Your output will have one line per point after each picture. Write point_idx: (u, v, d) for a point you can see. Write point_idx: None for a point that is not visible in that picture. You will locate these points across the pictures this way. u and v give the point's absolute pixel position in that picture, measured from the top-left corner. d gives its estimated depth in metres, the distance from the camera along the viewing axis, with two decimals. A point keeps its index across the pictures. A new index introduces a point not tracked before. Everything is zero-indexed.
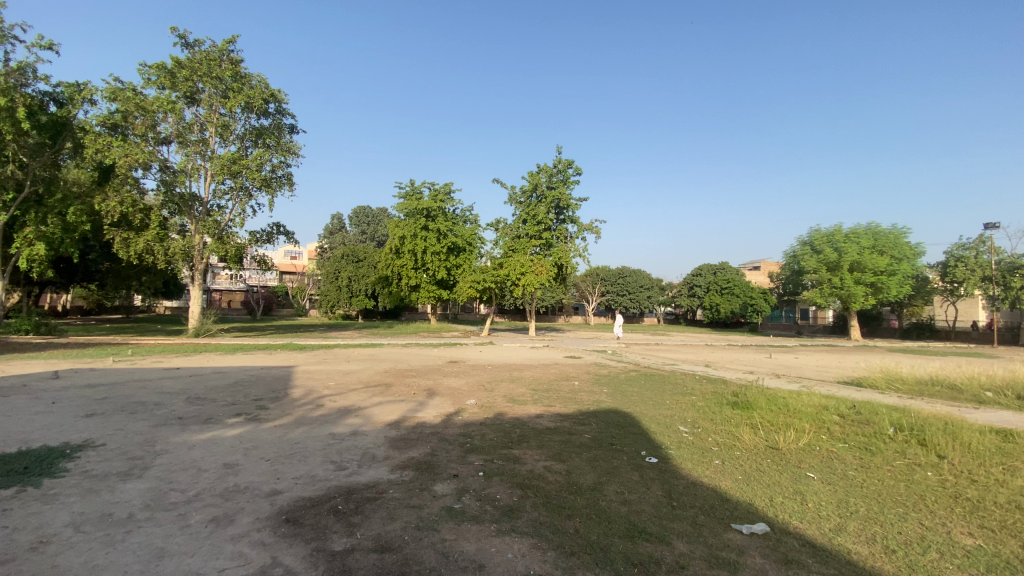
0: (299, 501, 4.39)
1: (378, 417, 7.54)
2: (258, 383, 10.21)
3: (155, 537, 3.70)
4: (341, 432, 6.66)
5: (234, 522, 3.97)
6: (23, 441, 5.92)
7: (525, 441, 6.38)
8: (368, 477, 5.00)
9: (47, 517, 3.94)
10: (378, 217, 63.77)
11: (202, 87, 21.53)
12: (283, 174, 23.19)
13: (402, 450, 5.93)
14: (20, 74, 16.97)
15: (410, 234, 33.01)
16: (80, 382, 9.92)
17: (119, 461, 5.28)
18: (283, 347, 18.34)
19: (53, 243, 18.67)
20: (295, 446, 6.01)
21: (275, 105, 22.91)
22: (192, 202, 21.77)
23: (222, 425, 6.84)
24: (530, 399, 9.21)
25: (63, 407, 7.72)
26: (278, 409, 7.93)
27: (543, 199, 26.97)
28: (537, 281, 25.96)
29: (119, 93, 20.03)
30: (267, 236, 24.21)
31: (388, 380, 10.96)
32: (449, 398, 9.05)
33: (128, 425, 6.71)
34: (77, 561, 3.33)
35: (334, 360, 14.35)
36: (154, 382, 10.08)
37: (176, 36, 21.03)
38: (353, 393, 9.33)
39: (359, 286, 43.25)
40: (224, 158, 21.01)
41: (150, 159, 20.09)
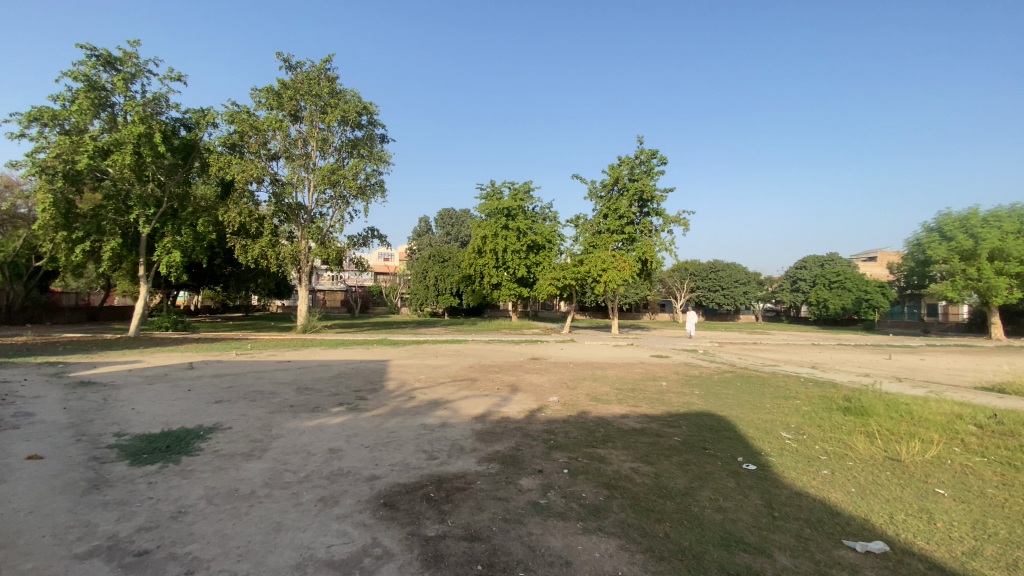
0: (394, 487, 4.67)
1: (465, 410, 7.82)
2: (355, 375, 11.01)
3: (272, 512, 4.13)
4: (431, 423, 6.99)
5: (338, 503, 4.31)
6: (168, 422, 6.87)
7: (611, 441, 6.26)
8: (457, 468, 5.20)
9: (185, 490, 4.55)
10: (461, 219, 65.86)
11: (304, 104, 23.56)
12: (375, 181, 24.72)
13: (489, 443, 6.08)
14: (155, 104, 19.65)
15: (491, 233, 33.71)
16: (211, 372, 11.33)
17: (243, 443, 5.96)
18: (379, 343, 19.67)
19: (187, 250, 21.40)
20: (390, 434, 6.41)
21: (367, 117, 24.51)
22: (298, 210, 24.00)
23: (327, 413, 7.48)
24: (615, 397, 9.03)
25: (197, 394, 8.85)
26: (374, 400, 8.50)
27: (625, 192, 26.21)
28: (620, 277, 25.34)
29: (236, 115, 22.50)
30: (362, 239, 25.96)
31: (473, 375, 11.32)
32: (532, 394, 9.13)
33: (249, 411, 7.56)
34: (209, 530, 3.81)
35: (422, 356, 15.05)
36: (268, 373, 11.24)
37: (281, 61, 23.26)
38: (441, 387, 9.75)
39: (444, 285, 45.04)
40: (324, 169, 22.87)
41: (262, 174, 22.61)
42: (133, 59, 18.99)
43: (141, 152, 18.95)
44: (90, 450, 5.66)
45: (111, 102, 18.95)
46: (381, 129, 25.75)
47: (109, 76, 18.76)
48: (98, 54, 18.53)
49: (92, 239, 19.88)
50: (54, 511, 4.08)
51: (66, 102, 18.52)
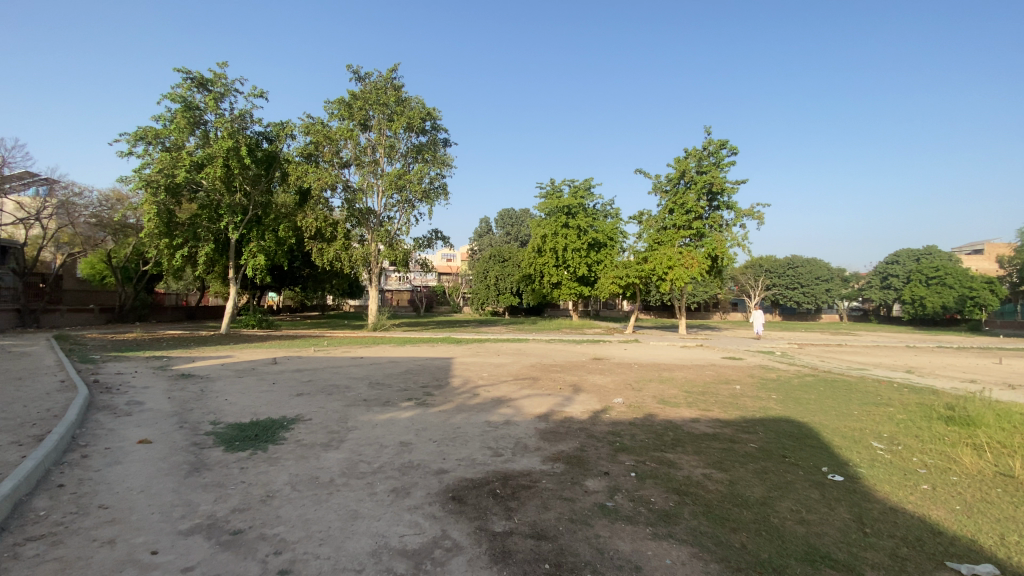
0: (462, 482, 4.78)
1: (528, 408, 7.86)
2: (422, 372, 11.37)
3: (350, 499, 4.36)
4: (496, 420, 7.09)
5: (409, 494, 4.47)
6: (255, 413, 7.45)
7: (680, 446, 6.05)
8: (522, 465, 5.24)
9: (272, 476, 4.91)
10: (521, 219, 66.15)
11: (373, 113, 24.67)
12: (439, 185, 25.42)
13: (553, 442, 6.07)
14: (241, 120, 21.34)
15: (551, 232, 33.63)
16: (292, 367, 12.15)
17: (322, 434, 6.34)
18: (443, 341, 20.20)
19: (270, 254, 23.10)
20: (457, 430, 6.57)
21: (431, 122, 25.26)
22: (368, 215, 25.19)
23: (397, 408, 7.81)
24: (684, 400, 8.71)
25: (280, 387, 9.53)
26: (440, 396, 8.75)
27: (693, 185, 25.21)
28: (688, 275, 24.37)
29: (311, 127, 23.93)
30: (427, 241, 26.80)
31: (535, 374, 11.35)
32: (596, 395, 9.00)
33: (326, 404, 8.04)
34: (294, 514, 4.08)
35: (486, 354, 15.29)
36: (342, 368, 11.90)
37: (352, 73, 24.47)
38: (504, 385, 9.86)
39: (505, 285, 45.51)
40: (392, 175, 23.81)
41: (335, 181, 23.91)
42: (222, 80, 20.74)
43: (230, 165, 20.67)
44: (190, 436, 6.25)
45: (204, 120, 20.79)
46: (445, 133, 26.45)
47: (201, 96, 20.61)
48: (192, 77, 20.41)
49: (190, 245, 21.95)
50: (162, 490, 4.54)
51: (167, 123, 20.54)
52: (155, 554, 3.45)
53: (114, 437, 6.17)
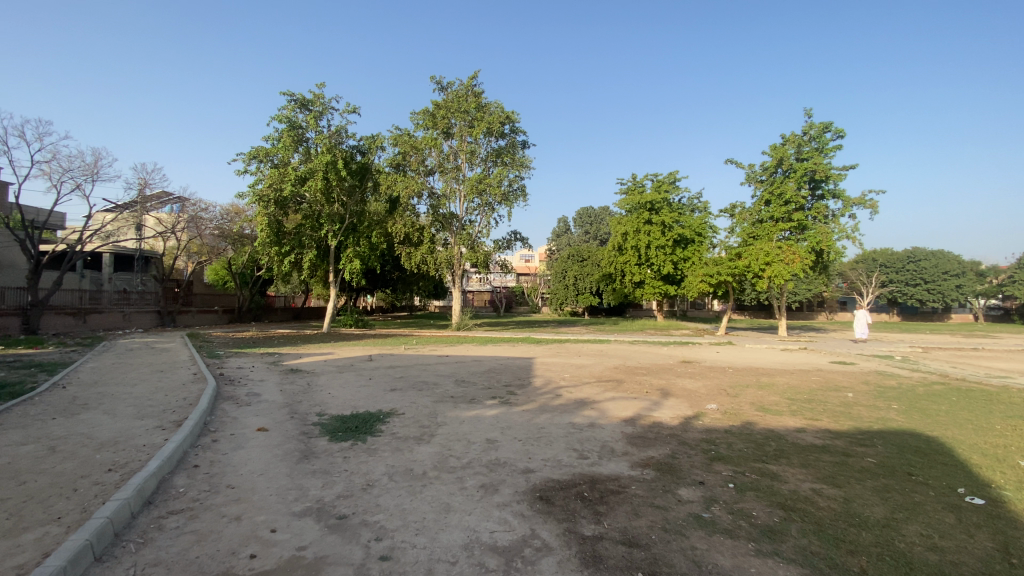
0: (549, 482, 4.77)
1: (614, 411, 7.68)
2: (505, 372, 11.53)
3: (442, 493, 4.53)
4: (580, 422, 7.01)
5: (498, 492, 4.55)
6: (354, 406, 8.00)
7: (784, 457, 5.59)
8: (610, 470, 5.12)
9: (371, 466, 5.23)
10: (601, 216, 64.88)
11: (455, 121, 25.51)
12: (518, 187, 25.70)
13: (642, 447, 5.89)
14: (337, 135, 23.06)
15: (633, 229, 32.66)
16: (384, 364, 12.92)
17: (414, 428, 6.66)
18: (524, 341, 20.36)
19: (364, 259, 24.78)
20: (542, 430, 6.58)
21: (510, 125, 25.62)
22: (451, 219, 26.12)
23: (483, 406, 7.99)
24: (786, 408, 8.04)
25: (375, 383, 10.16)
26: (524, 395, 8.84)
27: (792, 173, 23.28)
28: (788, 271, 22.46)
29: (400, 138, 25.24)
30: (507, 242, 27.21)
31: (620, 376, 11.07)
32: (686, 400, 8.60)
33: (417, 400, 8.45)
34: (392, 503, 4.32)
35: (568, 355, 15.18)
36: (430, 366, 12.43)
37: (435, 84, 25.43)
38: (588, 387, 9.71)
39: (585, 284, 45.00)
40: (473, 179, 24.49)
41: (421, 188, 25.04)
42: (321, 99, 22.53)
43: (329, 178, 22.44)
44: (299, 426, 6.86)
45: (306, 138, 22.73)
46: (523, 135, 26.70)
47: (303, 116, 22.56)
48: (296, 99, 22.38)
49: (295, 252, 24.11)
50: (278, 474, 5.03)
51: (275, 142, 22.69)
52: (274, 532, 3.82)
53: (238, 424, 6.94)
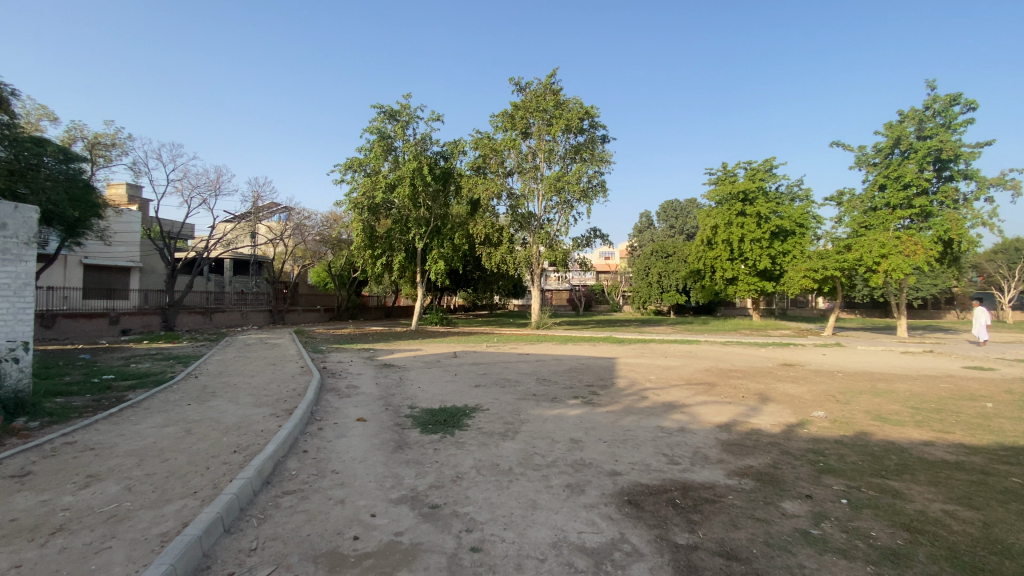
0: (638, 486, 4.63)
1: (706, 416, 7.28)
2: (588, 371, 11.39)
3: (528, 489, 4.57)
4: (669, 426, 6.73)
5: (585, 492, 4.49)
6: (442, 400, 8.33)
7: (907, 473, 4.96)
8: (704, 477, 4.86)
9: (459, 459, 5.40)
10: (687, 209, 61.95)
11: (533, 120, 25.63)
12: (598, 182, 25.28)
13: (738, 455, 5.52)
14: (423, 142, 24.18)
15: (724, 222, 30.80)
16: (469, 361, 13.30)
17: (499, 424, 6.78)
18: (606, 340, 19.98)
19: (448, 260, 25.74)
20: (628, 432, 6.40)
21: (589, 121, 25.28)
22: (530, 219, 26.33)
23: (566, 405, 7.95)
24: (910, 419, 7.12)
25: (460, 378, 10.49)
26: (608, 396, 8.66)
27: (913, 154, 20.97)
28: (908, 264, 19.61)
29: (480, 141, 25.82)
30: (586, 240, 26.86)
31: (711, 379, 10.47)
32: (788, 406, 7.93)
33: (501, 396, 8.60)
34: (480, 496, 4.43)
35: (652, 355, 14.65)
36: (513, 364, 12.61)
37: (513, 86, 25.70)
38: (676, 389, 9.30)
39: (670, 282, 43.32)
40: (551, 178, 24.46)
41: (501, 189, 25.45)
42: (407, 109, 23.70)
43: (415, 184, 23.59)
44: (393, 417, 7.27)
45: (394, 147, 23.99)
46: (603, 130, 26.21)
47: (392, 126, 23.88)
48: (385, 111, 23.71)
49: (386, 254, 25.63)
50: (376, 462, 5.36)
51: (367, 152, 24.21)
52: (374, 516, 4.07)
53: (340, 414, 7.51)
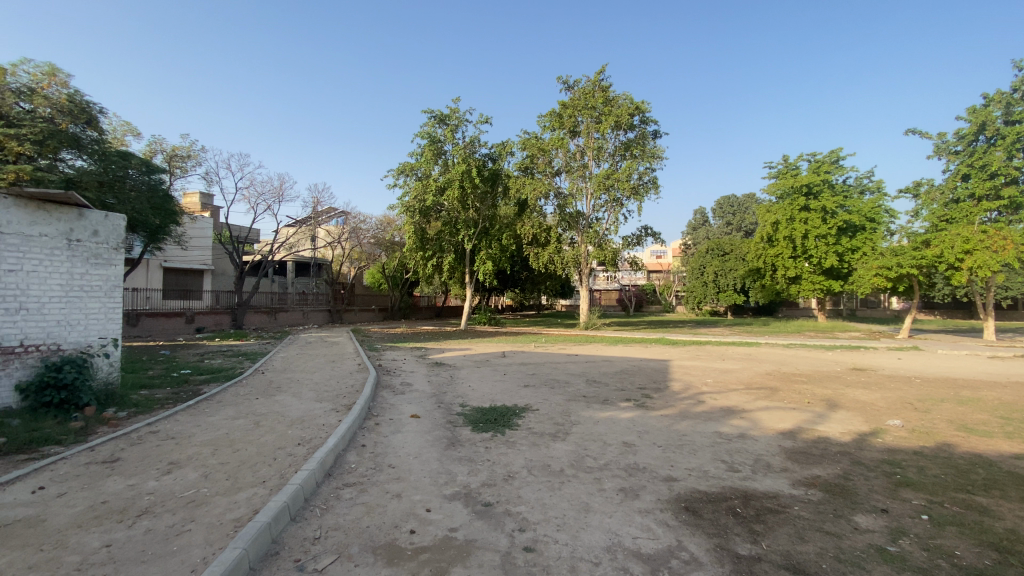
0: (696, 493, 4.48)
1: (767, 423, 6.94)
2: (640, 373, 11.14)
3: (580, 492, 4.52)
4: (728, 432, 6.46)
5: (639, 497, 4.39)
6: (492, 399, 8.41)
7: (999, 489, 4.51)
8: (766, 486, 4.63)
9: (511, 458, 5.43)
10: (744, 205, 59.46)
11: (582, 118, 25.38)
12: (649, 179, 24.68)
13: (805, 465, 5.22)
14: (471, 145, 24.54)
15: (786, 218, 29.25)
16: (518, 361, 13.33)
17: (549, 425, 6.76)
18: (658, 341, 19.49)
19: (496, 260, 25.92)
20: (683, 437, 6.20)
21: (639, 116, 24.73)
22: (578, 218, 26.07)
23: (617, 407, 7.81)
24: (1001, 430, 6.47)
25: (509, 378, 10.53)
26: (661, 399, 8.44)
27: (1000, 140, 19.31)
28: (998, 261, 17.90)
29: (528, 142, 25.85)
30: (637, 239, 26.29)
31: (772, 383, 9.96)
32: (858, 414, 7.42)
33: (551, 397, 8.57)
34: (532, 496, 4.44)
35: (708, 358, 14.11)
36: (562, 364, 12.54)
37: (562, 84, 25.55)
38: (734, 394, 8.92)
39: (726, 281, 41.68)
40: (600, 176, 24.13)
41: (549, 189, 25.35)
42: (457, 113, 24.11)
43: (465, 186, 23.95)
44: (445, 415, 7.41)
45: (444, 150, 24.44)
46: (654, 125, 25.56)
47: (442, 130, 24.35)
48: (435, 115, 24.21)
49: (437, 256, 26.19)
50: (430, 458, 5.49)
51: (418, 157, 24.81)
52: (429, 511, 4.17)
53: (395, 410, 7.74)
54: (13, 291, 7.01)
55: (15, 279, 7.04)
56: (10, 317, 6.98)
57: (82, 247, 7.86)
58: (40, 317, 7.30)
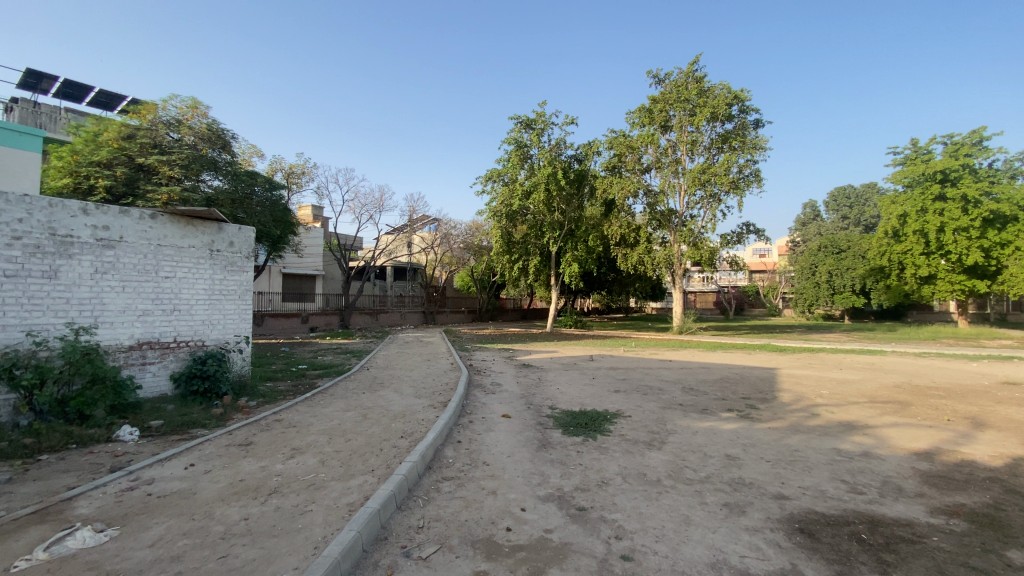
0: (811, 514, 4.09)
1: (896, 441, 6.15)
2: (742, 382, 10.40)
3: (680, 503, 4.33)
4: (849, 449, 5.83)
5: (746, 514, 4.11)
6: (582, 403, 8.35)
7: None
8: (896, 512, 4.11)
9: (604, 464, 5.35)
10: (863, 196, 53.47)
11: (674, 112, 24.35)
12: (750, 172, 23.04)
13: (944, 491, 4.56)
14: (557, 147, 24.57)
15: (916, 209, 25.76)
16: (608, 365, 13.06)
17: (644, 432, 6.56)
18: (762, 347, 18.07)
19: (582, 262, 25.64)
20: (795, 453, 5.69)
21: (738, 106, 23.21)
22: (670, 216, 25.03)
23: (718, 418, 7.36)
24: None
25: (599, 383, 10.34)
26: (768, 410, 7.82)
27: None
28: None
29: (615, 140, 25.26)
30: (737, 236, 24.63)
31: (902, 397, 8.81)
32: (1016, 436, 6.31)
33: (644, 404, 8.31)
34: (629, 505, 4.33)
35: (822, 367, 12.83)
36: (655, 370, 12.09)
37: (651, 79, 24.72)
38: (855, 408, 8.01)
39: (841, 281, 37.63)
40: (695, 171, 23.02)
41: (638, 187, 24.54)
42: (543, 117, 24.28)
43: (550, 189, 24.06)
44: (535, 416, 7.48)
45: (530, 154, 24.73)
46: (755, 114, 23.84)
47: (528, 135, 24.65)
48: (521, 121, 24.58)
49: (523, 259, 26.55)
50: (523, 458, 5.58)
51: (505, 162, 25.29)
52: (524, 510, 4.23)
53: (487, 409, 7.97)
54: (169, 295, 8.21)
55: (170, 285, 8.24)
56: (167, 316, 8.18)
57: (221, 255, 9.03)
58: (189, 317, 8.49)
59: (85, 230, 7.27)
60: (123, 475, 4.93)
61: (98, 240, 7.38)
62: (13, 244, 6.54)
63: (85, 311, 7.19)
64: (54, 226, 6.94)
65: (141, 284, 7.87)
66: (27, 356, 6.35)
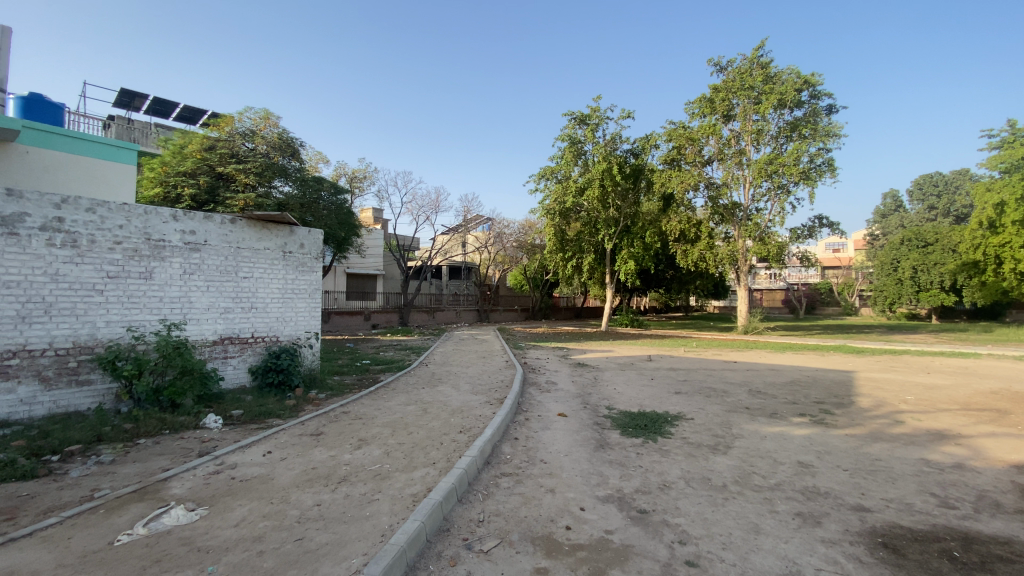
0: (895, 528, 3.80)
1: (995, 453, 5.57)
2: (815, 385, 9.77)
3: (749, 511, 4.15)
4: (939, 460, 5.34)
5: (821, 525, 3.87)
6: (641, 404, 8.19)
7: None
8: (997, 530, 3.73)
9: (664, 467, 5.22)
10: (954, 183, 48.57)
11: (737, 101, 23.19)
12: (823, 161, 21.59)
13: None
14: (612, 142, 24.14)
15: (1013, 197, 22.69)
16: (666, 365, 12.69)
17: (708, 436, 6.33)
18: (836, 349, 16.89)
19: (639, 259, 25.09)
20: (876, 462, 5.29)
21: (809, 91, 21.78)
22: (734, 210, 23.91)
23: (789, 423, 6.97)
24: None
25: (659, 384, 10.07)
26: (845, 416, 7.32)
27: None
28: None
29: (674, 132, 24.41)
30: (809, 230, 23.17)
31: (1002, 405, 7.95)
32: None
33: (707, 406, 8.02)
34: (693, 509, 4.20)
35: (906, 370, 11.81)
36: (717, 371, 11.61)
37: (713, 67, 23.64)
38: (946, 415, 7.31)
39: (927, 277, 34.47)
40: (761, 162, 21.81)
41: (698, 181, 23.58)
42: (598, 112, 23.91)
43: (605, 185, 23.69)
44: (592, 416, 7.41)
45: (585, 150, 24.40)
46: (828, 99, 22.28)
47: (582, 131, 24.35)
48: (575, 117, 24.28)
49: (578, 256, 26.37)
50: (580, 457, 5.55)
51: (559, 160, 25.14)
52: (583, 510, 4.21)
53: (543, 407, 7.98)
54: (247, 294, 8.84)
55: (249, 284, 8.86)
56: (245, 313, 8.81)
57: (292, 257, 9.60)
58: (265, 314, 9.10)
59: (174, 234, 7.94)
60: (210, 460, 5.37)
61: (186, 244, 8.06)
62: (115, 248, 7.27)
63: (175, 308, 7.90)
64: (149, 231, 7.63)
65: (223, 284, 8.52)
66: (127, 348, 7.06)
